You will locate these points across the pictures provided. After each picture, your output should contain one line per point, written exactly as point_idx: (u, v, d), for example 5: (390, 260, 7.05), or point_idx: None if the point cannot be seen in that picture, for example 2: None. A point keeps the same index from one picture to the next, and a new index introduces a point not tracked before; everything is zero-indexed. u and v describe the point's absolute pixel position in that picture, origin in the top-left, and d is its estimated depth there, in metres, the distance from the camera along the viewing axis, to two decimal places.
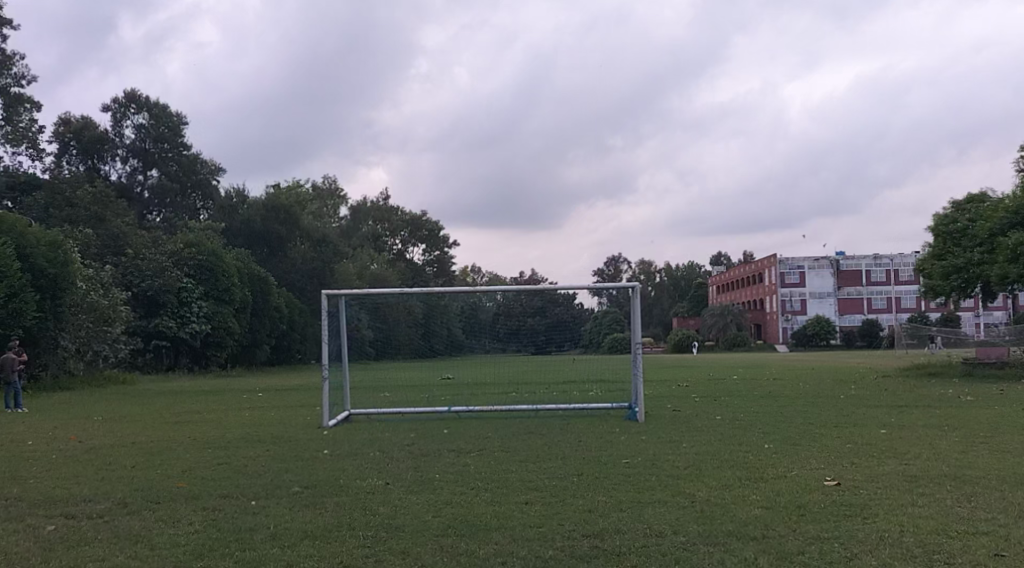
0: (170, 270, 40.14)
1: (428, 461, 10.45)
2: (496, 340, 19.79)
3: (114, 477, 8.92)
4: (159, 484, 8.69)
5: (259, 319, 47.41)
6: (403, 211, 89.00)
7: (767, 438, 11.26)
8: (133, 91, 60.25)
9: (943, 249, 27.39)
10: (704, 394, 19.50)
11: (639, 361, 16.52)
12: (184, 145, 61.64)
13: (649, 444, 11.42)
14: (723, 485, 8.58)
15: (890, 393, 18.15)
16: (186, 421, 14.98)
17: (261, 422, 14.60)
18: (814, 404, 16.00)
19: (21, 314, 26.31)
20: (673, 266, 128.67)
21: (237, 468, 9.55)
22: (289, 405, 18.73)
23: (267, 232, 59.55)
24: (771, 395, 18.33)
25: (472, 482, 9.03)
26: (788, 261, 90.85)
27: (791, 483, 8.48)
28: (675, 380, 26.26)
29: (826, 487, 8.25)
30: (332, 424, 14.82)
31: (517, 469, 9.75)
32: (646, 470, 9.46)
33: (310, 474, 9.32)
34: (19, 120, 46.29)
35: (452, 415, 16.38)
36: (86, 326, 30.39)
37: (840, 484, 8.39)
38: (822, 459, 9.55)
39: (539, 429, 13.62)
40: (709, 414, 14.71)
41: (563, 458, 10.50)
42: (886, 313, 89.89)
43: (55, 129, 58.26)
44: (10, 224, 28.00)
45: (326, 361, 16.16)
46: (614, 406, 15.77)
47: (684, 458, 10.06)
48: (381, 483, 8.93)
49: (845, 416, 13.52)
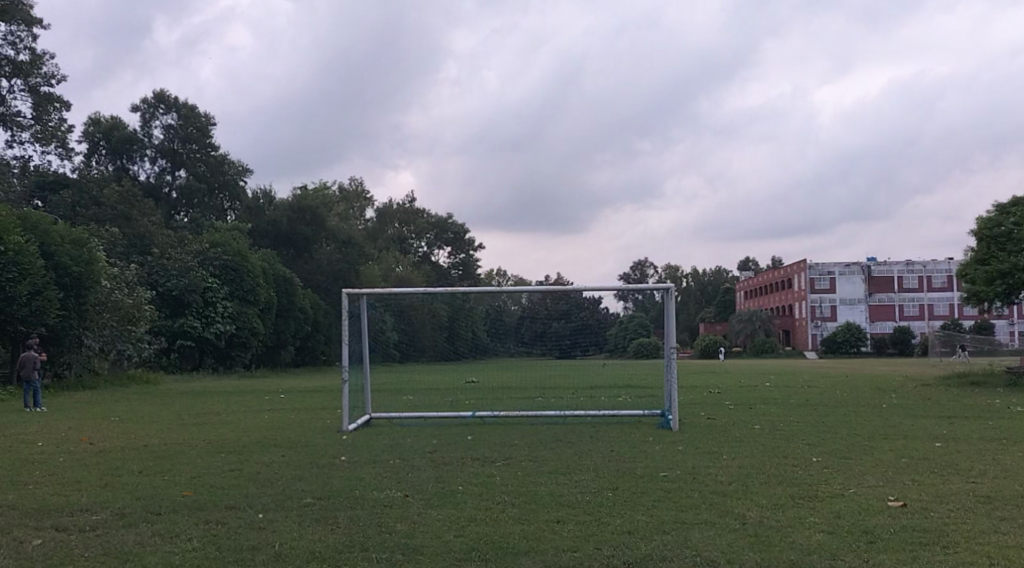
0: (196, 270, 39.93)
1: (453, 470, 9.90)
2: (521, 344, 19.52)
3: (118, 484, 8.44)
4: (164, 492, 8.21)
5: (284, 320, 47.27)
6: (430, 213, 88.59)
7: (815, 451, 10.57)
8: (162, 91, 60.32)
9: (986, 253, 26.52)
10: (740, 401, 18.80)
11: (672, 366, 15.95)
12: (212, 146, 61.56)
13: (685, 455, 10.80)
14: (770, 505, 7.92)
15: (937, 403, 17.32)
16: (204, 424, 14.51)
17: (280, 426, 14.10)
18: (858, 414, 15.29)
19: (44, 313, 25.97)
20: (700, 271, 127.46)
21: (249, 476, 9.03)
22: (310, 407, 18.26)
23: (293, 233, 59.45)
24: (810, 404, 17.61)
25: (498, 496, 8.45)
26: (818, 267, 89.40)
27: (848, 504, 7.83)
28: (707, 386, 25.52)
29: (891, 509, 7.60)
30: (351, 428, 14.27)
31: (545, 481, 9.18)
32: (686, 485, 8.86)
33: (325, 484, 8.79)
34: (49, 119, 46.28)
35: (477, 420, 15.82)
36: (110, 325, 30.14)
37: (906, 504, 7.73)
38: (879, 475, 8.88)
39: (570, 438, 13.01)
40: (749, 424, 14.03)
41: (595, 469, 9.91)
42: (918, 320, 88.36)
43: (85, 128, 58.60)
44: (35, 221, 27.80)
45: (346, 363, 15.63)
46: (646, 414, 15.14)
47: (728, 472, 9.44)
48: (400, 496, 8.38)
49: (893, 428, 12.78)
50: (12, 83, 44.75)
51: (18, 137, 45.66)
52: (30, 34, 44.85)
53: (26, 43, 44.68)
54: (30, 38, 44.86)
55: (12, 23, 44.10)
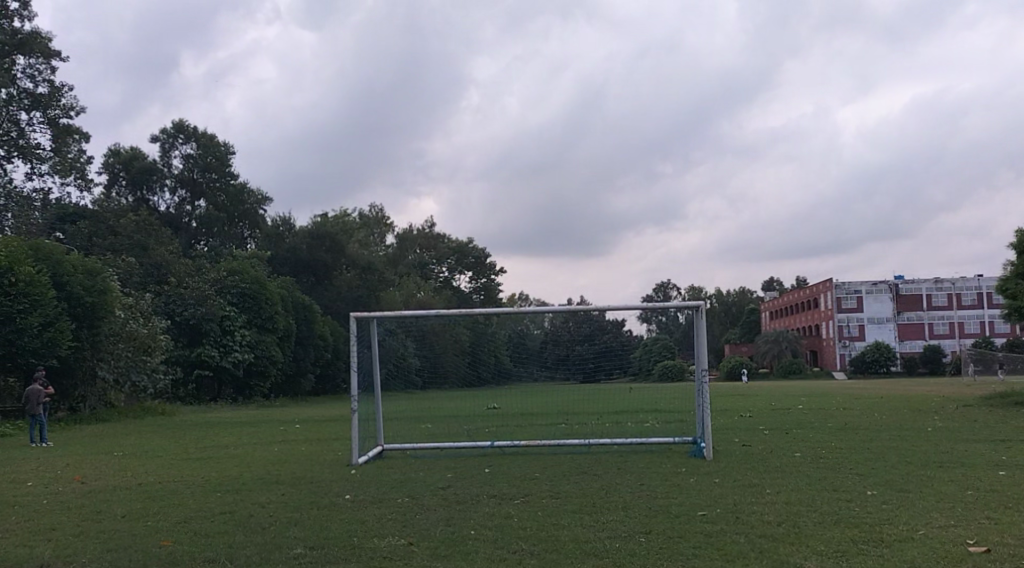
0: (213, 298, 39.47)
1: (466, 511, 9.06)
2: (545, 368, 18.68)
3: (94, 533, 7.71)
4: (141, 542, 7.47)
5: (304, 348, 46.68)
6: (450, 238, 87.98)
7: (866, 483, 9.69)
8: (180, 121, 60.33)
9: None
10: (775, 425, 17.90)
11: (704, 390, 15.06)
12: (232, 174, 61.38)
13: (723, 490, 9.93)
14: (830, 553, 7.03)
15: (985, 425, 16.27)
16: (206, 459, 13.75)
17: (289, 460, 13.36)
18: (902, 438, 14.33)
19: (57, 344, 25.43)
20: (725, 292, 126.26)
21: (240, 520, 8.28)
22: (322, 439, 17.50)
23: (313, 260, 58.86)
24: (849, 428, 16.62)
25: (514, 543, 7.63)
26: (845, 286, 87.70)
27: (922, 550, 6.94)
28: (738, 409, 24.50)
29: (974, 557, 6.73)
30: (362, 461, 13.53)
31: (568, 524, 8.34)
32: (728, 527, 8.00)
33: (324, 529, 8.04)
34: (68, 151, 46.12)
35: (496, 451, 15.01)
36: (125, 356, 29.53)
37: (990, 550, 6.84)
38: (947, 512, 7.99)
39: (595, 470, 12.12)
40: (787, 451, 13.14)
41: (625, 508, 9.05)
42: (949, 338, 86.80)
43: (105, 159, 58.90)
44: (46, 251, 27.26)
45: (356, 391, 14.80)
46: (677, 440, 14.38)
47: (772, 510, 8.57)
48: (403, 543, 7.59)
49: (947, 453, 11.85)
50: (31, 116, 44.73)
51: (38, 169, 45.55)
52: (48, 66, 44.86)
53: (45, 75, 44.69)
54: (48, 71, 44.85)
55: (31, 56, 44.12)
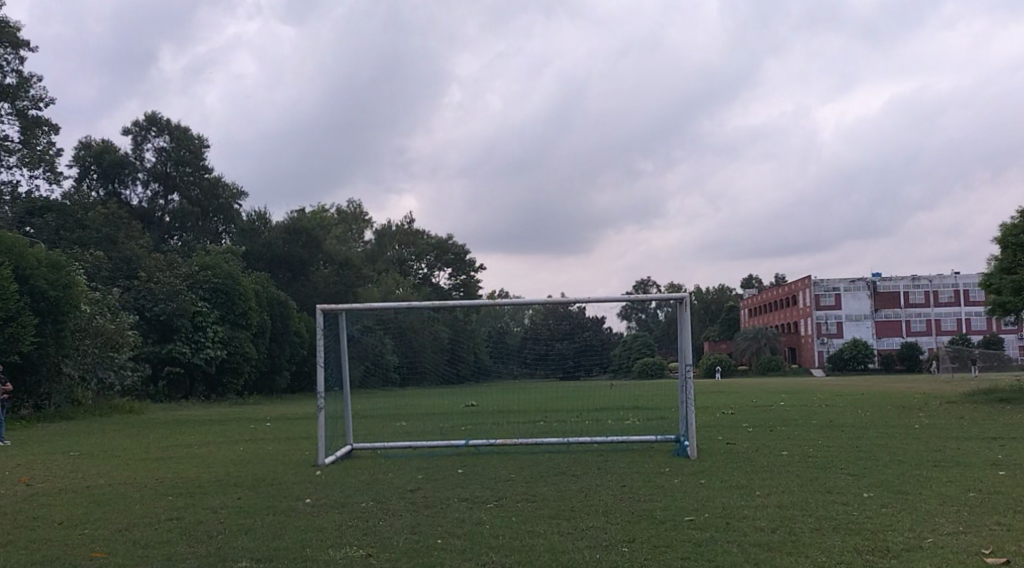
0: (185, 294, 38.65)
1: (435, 516, 8.51)
2: (524, 365, 18.08)
3: (24, 544, 7.08)
4: (72, 554, 6.88)
5: (279, 344, 45.85)
6: (429, 235, 87.14)
7: (862, 484, 9.16)
8: (153, 113, 59.24)
9: (1012, 262, 25.06)
10: (758, 423, 17.46)
11: (688, 386, 14.55)
12: (206, 168, 60.43)
13: (710, 491, 9.44)
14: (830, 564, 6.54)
15: (971, 423, 15.95)
16: (166, 459, 13.06)
17: (250, 461, 12.71)
18: (889, 436, 13.93)
19: (20, 339, 24.62)
20: (704, 290, 126.13)
21: (187, 528, 7.67)
22: (288, 438, 16.82)
23: (289, 255, 58.01)
24: (836, 425, 16.22)
25: (484, 555, 7.04)
26: (823, 284, 87.69)
27: (933, 560, 6.48)
28: (721, 406, 24.11)
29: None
30: (328, 461, 12.88)
31: (544, 532, 7.80)
32: (719, 534, 7.49)
33: (281, 538, 7.47)
34: (36, 143, 44.99)
35: (470, 451, 14.44)
36: (91, 353, 28.73)
37: (1004, 561, 6.40)
38: (953, 517, 7.52)
39: (575, 471, 11.55)
40: (773, 450, 12.68)
41: (606, 512, 8.54)
42: (926, 336, 87.29)
43: (76, 153, 57.75)
44: (9, 244, 26.35)
45: (323, 390, 14.11)
46: (658, 440, 13.81)
47: (764, 514, 8.08)
48: (361, 555, 7.01)
49: (941, 452, 11.40)
50: None
51: (5, 161, 44.48)
52: (17, 57, 43.79)
53: (13, 65, 43.64)
54: (17, 61, 43.81)
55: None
